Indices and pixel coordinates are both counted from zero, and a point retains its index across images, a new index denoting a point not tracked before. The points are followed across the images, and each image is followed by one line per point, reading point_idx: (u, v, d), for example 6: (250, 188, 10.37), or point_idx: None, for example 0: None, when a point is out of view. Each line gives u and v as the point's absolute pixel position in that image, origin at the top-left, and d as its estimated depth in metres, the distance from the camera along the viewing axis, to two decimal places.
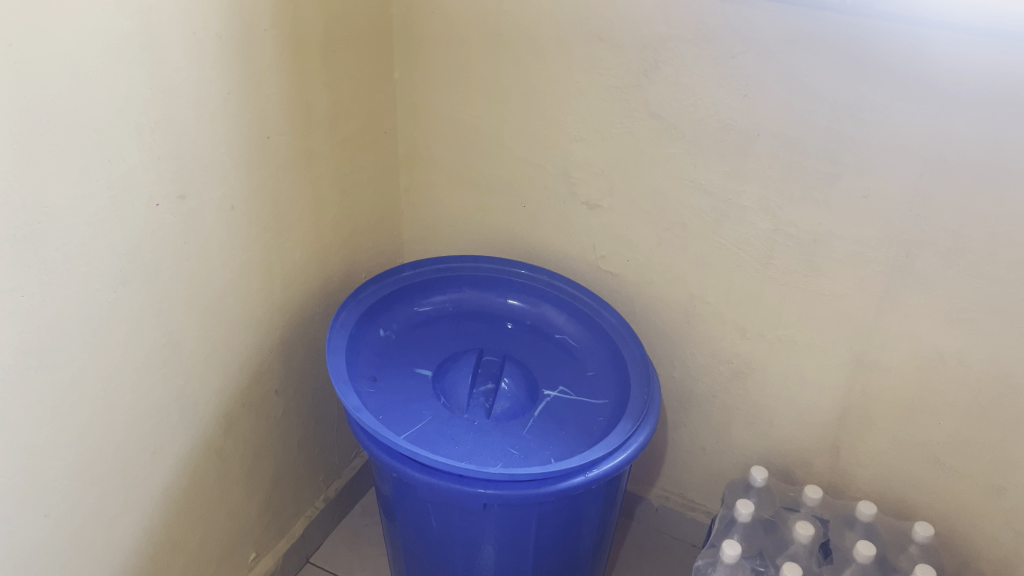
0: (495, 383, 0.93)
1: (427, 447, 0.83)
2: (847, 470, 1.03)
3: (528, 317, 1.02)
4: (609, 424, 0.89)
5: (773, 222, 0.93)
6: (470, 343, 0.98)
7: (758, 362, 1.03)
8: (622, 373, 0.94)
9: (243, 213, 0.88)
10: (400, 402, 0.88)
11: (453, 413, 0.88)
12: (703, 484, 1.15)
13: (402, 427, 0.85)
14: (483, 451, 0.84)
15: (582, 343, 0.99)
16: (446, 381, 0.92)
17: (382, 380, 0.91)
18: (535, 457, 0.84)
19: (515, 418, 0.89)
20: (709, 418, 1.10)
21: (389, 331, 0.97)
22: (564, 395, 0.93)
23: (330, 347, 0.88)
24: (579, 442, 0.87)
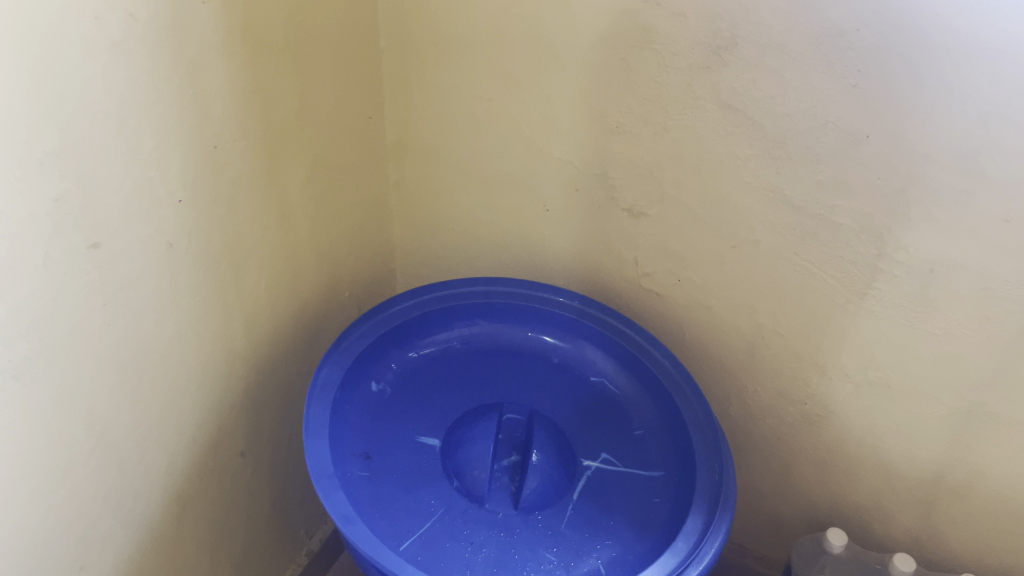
0: (521, 454, 0.73)
1: (441, 562, 0.64)
2: (943, 538, 0.84)
3: (556, 355, 0.81)
4: (670, 512, 0.70)
5: (877, 247, 0.71)
6: (486, 395, 0.78)
7: (839, 406, 0.83)
8: (681, 435, 0.75)
9: (186, 248, 0.65)
10: (402, 491, 0.68)
11: (471, 502, 0.69)
12: (759, 530, 0.98)
13: (406, 532, 0.66)
14: (513, 562, 0.65)
15: (626, 390, 0.79)
16: (460, 454, 0.72)
17: (378, 458, 0.70)
18: (581, 567, 0.66)
19: (549, 504, 0.70)
20: (774, 464, 0.91)
21: (384, 385, 0.76)
22: (608, 466, 0.74)
23: (310, 424, 0.67)
24: (632, 541, 0.68)
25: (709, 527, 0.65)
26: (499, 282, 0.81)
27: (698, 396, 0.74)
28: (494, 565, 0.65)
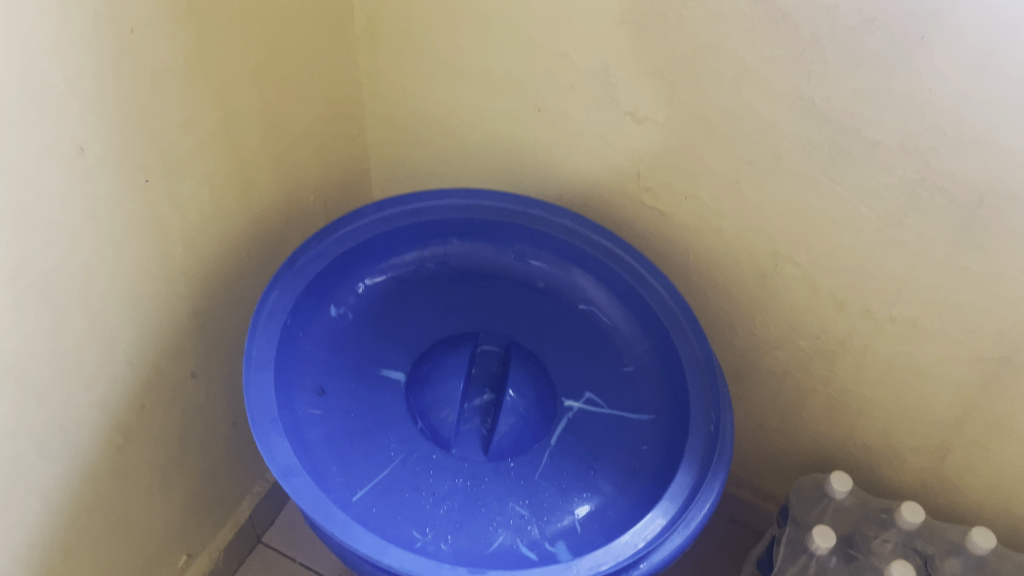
0: (495, 392, 0.65)
1: (399, 516, 0.58)
2: (957, 486, 0.77)
3: (543, 279, 0.72)
4: (657, 463, 0.63)
5: (920, 170, 0.60)
6: (460, 325, 0.70)
7: (856, 343, 0.74)
8: (675, 374, 0.66)
9: (104, 153, 0.55)
10: (360, 434, 0.62)
11: (436, 447, 0.62)
12: (758, 461, 0.91)
13: (362, 481, 0.59)
14: (478, 517, 0.59)
15: (618, 322, 0.70)
16: (428, 391, 0.65)
17: (335, 396, 0.63)
18: (554, 524, 0.60)
19: (523, 451, 0.64)
20: (778, 397, 0.84)
21: (345, 310, 0.67)
22: (591, 408, 0.67)
23: (254, 359, 0.59)
24: (612, 495, 0.62)
25: (699, 488, 0.58)
26: (481, 195, 0.70)
27: (700, 335, 0.65)
28: (457, 519, 0.59)
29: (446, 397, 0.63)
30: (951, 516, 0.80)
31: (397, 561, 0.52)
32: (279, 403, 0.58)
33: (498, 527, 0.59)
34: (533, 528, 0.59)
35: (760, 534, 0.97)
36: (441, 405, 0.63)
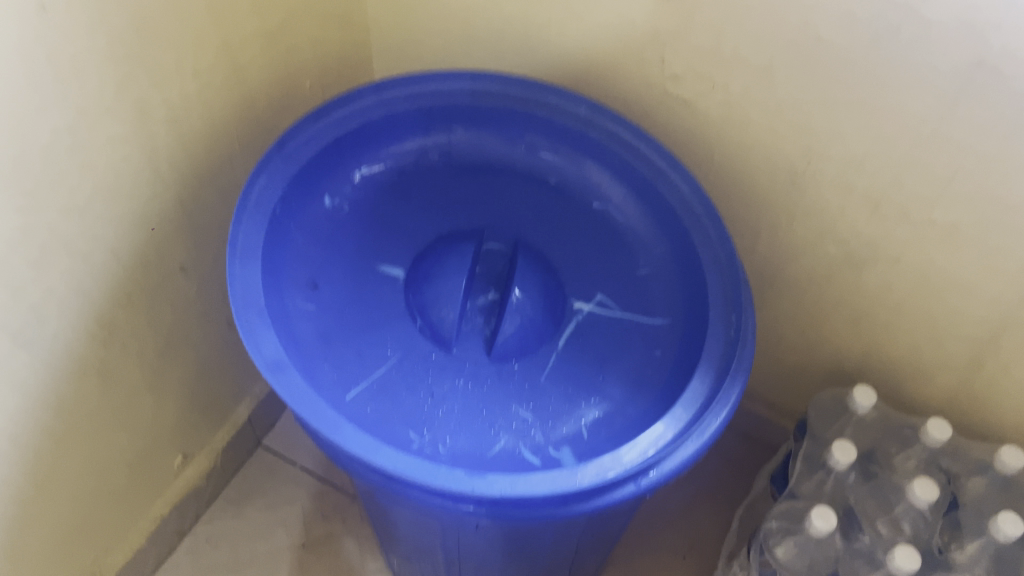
0: (500, 292, 0.61)
1: (394, 417, 0.55)
2: (985, 404, 0.73)
3: (554, 174, 0.67)
4: (672, 369, 0.59)
5: (977, 53, 0.54)
6: (464, 221, 0.65)
7: (889, 250, 0.69)
8: (694, 276, 0.62)
9: (73, 15, 0.49)
10: (354, 332, 0.58)
11: (435, 347, 0.59)
12: (774, 376, 0.87)
13: (356, 381, 0.56)
14: (478, 421, 0.56)
15: (633, 221, 0.66)
16: (428, 289, 0.60)
17: (328, 290, 0.59)
18: (559, 429, 0.56)
19: (528, 354, 0.60)
20: (800, 308, 0.79)
21: (340, 201, 0.63)
22: (603, 311, 0.63)
23: (240, 248, 0.54)
24: (622, 401, 0.58)
25: (716, 394, 0.54)
26: (489, 80, 0.64)
27: (722, 235, 0.60)
28: (456, 422, 0.56)
29: (447, 295, 0.59)
30: (975, 435, 0.77)
31: (390, 462, 0.49)
32: (268, 296, 0.54)
33: (499, 431, 0.56)
34: (537, 433, 0.56)
35: (772, 450, 0.94)
36: (441, 304, 0.59)
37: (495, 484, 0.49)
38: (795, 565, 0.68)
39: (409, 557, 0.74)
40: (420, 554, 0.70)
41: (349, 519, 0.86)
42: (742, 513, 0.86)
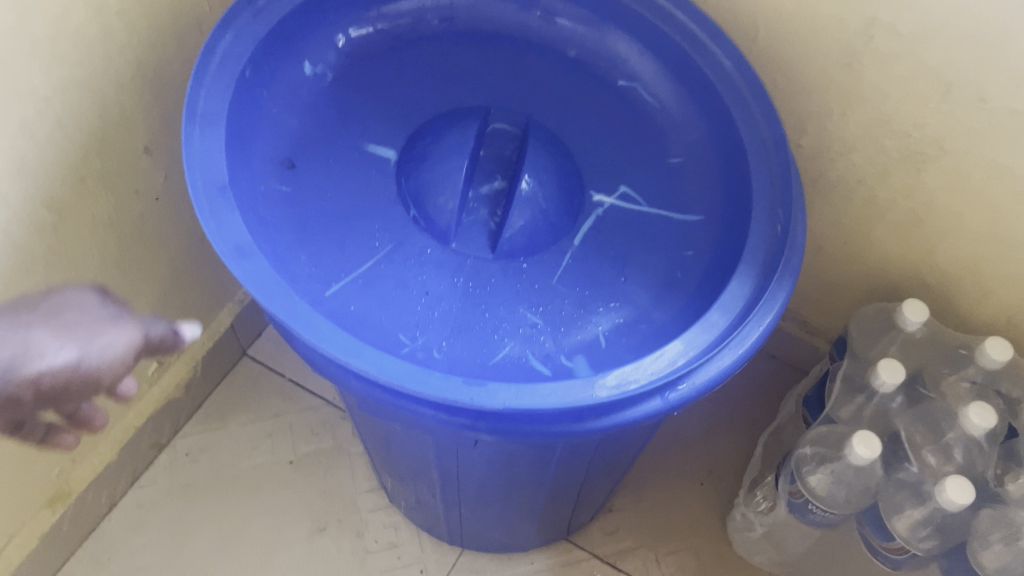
0: (508, 179, 0.52)
1: (381, 317, 0.47)
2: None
3: (575, 47, 0.58)
4: (707, 270, 0.51)
5: None
6: (467, 97, 0.56)
7: (955, 146, 0.60)
8: (734, 164, 0.53)
9: None
10: (336, 220, 0.50)
11: (431, 240, 0.51)
12: (806, 291, 0.79)
13: (338, 274, 0.48)
14: (479, 324, 0.48)
15: (663, 101, 0.57)
16: (424, 174, 0.52)
17: (308, 170, 0.51)
18: (573, 337, 0.48)
19: (539, 252, 0.51)
20: (844, 215, 0.70)
21: (323, 70, 0.54)
22: (627, 203, 0.54)
23: (201, 113, 0.46)
24: (648, 306, 0.50)
25: (759, 298, 0.46)
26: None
27: (770, 114, 0.51)
28: (454, 325, 0.48)
29: (444, 178, 0.51)
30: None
31: (374, 366, 0.42)
32: (233, 171, 0.46)
33: (504, 337, 0.48)
34: (547, 341, 0.48)
35: (801, 372, 0.86)
36: (439, 189, 0.51)
37: (495, 395, 0.41)
38: (831, 496, 0.61)
39: (403, 476, 0.67)
40: (415, 473, 0.64)
41: (340, 436, 0.80)
42: (768, 437, 0.80)
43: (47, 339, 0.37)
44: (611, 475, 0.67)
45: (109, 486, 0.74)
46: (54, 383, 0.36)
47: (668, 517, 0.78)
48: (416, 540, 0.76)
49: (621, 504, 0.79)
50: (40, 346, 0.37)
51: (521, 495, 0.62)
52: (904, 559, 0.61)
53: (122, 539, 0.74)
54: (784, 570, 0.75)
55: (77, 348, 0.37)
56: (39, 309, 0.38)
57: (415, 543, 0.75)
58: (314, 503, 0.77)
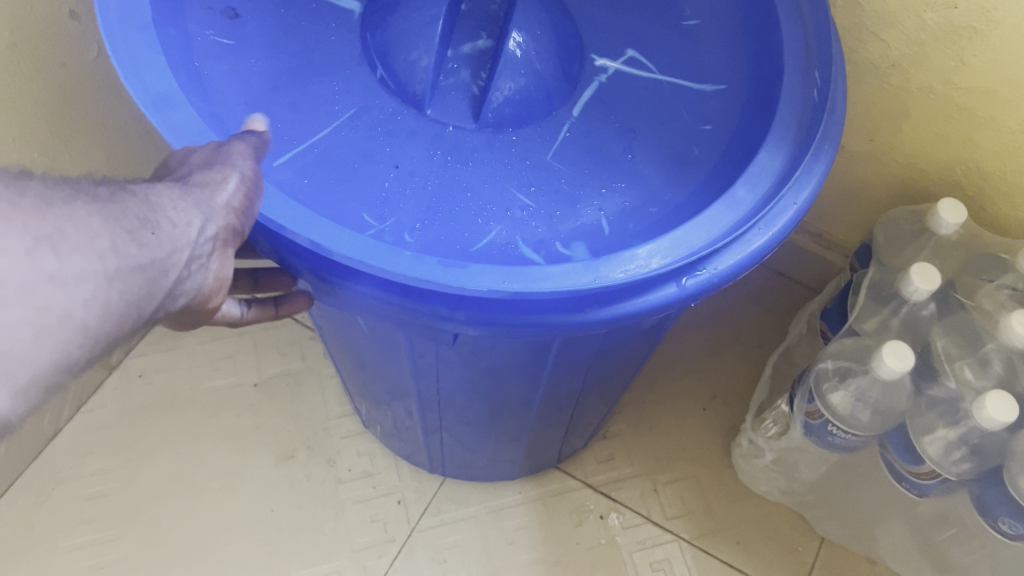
0: (494, 38, 0.45)
1: (338, 192, 0.40)
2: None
3: None
4: (729, 144, 0.43)
5: None
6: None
7: (1009, 17, 0.52)
8: (765, 24, 0.44)
9: None
10: (287, 79, 0.44)
11: (403, 106, 0.44)
12: (822, 198, 0.72)
13: (290, 143, 0.41)
14: (457, 204, 0.41)
15: None
16: (394, 29, 0.45)
17: (253, 21, 0.45)
18: (570, 222, 0.40)
19: (533, 123, 0.44)
20: (872, 106, 0.63)
21: None
22: (635, 71, 0.46)
23: None
24: (659, 187, 0.42)
25: (794, 172, 0.38)
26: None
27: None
28: (428, 205, 0.40)
29: (417, 32, 0.44)
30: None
31: (326, 241, 0.34)
32: (160, 13, 0.41)
33: (490, 221, 0.40)
34: (541, 225, 0.40)
35: (813, 291, 0.80)
36: (411, 45, 0.44)
37: (472, 277, 0.34)
38: (853, 415, 0.55)
39: (379, 396, 0.60)
40: (391, 391, 0.57)
41: (309, 356, 0.74)
42: (777, 358, 0.73)
43: (209, 170, 0.33)
44: (605, 396, 0.61)
45: (51, 407, 0.67)
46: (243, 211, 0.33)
47: (667, 443, 0.72)
48: (393, 468, 0.69)
49: (617, 429, 0.73)
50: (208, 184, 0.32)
51: (508, 415, 0.56)
52: (934, 485, 0.55)
53: (68, 466, 0.67)
54: (793, 500, 0.69)
55: (237, 169, 0.33)
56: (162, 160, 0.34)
57: (392, 471, 0.69)
58: (281, 428, 0.70)
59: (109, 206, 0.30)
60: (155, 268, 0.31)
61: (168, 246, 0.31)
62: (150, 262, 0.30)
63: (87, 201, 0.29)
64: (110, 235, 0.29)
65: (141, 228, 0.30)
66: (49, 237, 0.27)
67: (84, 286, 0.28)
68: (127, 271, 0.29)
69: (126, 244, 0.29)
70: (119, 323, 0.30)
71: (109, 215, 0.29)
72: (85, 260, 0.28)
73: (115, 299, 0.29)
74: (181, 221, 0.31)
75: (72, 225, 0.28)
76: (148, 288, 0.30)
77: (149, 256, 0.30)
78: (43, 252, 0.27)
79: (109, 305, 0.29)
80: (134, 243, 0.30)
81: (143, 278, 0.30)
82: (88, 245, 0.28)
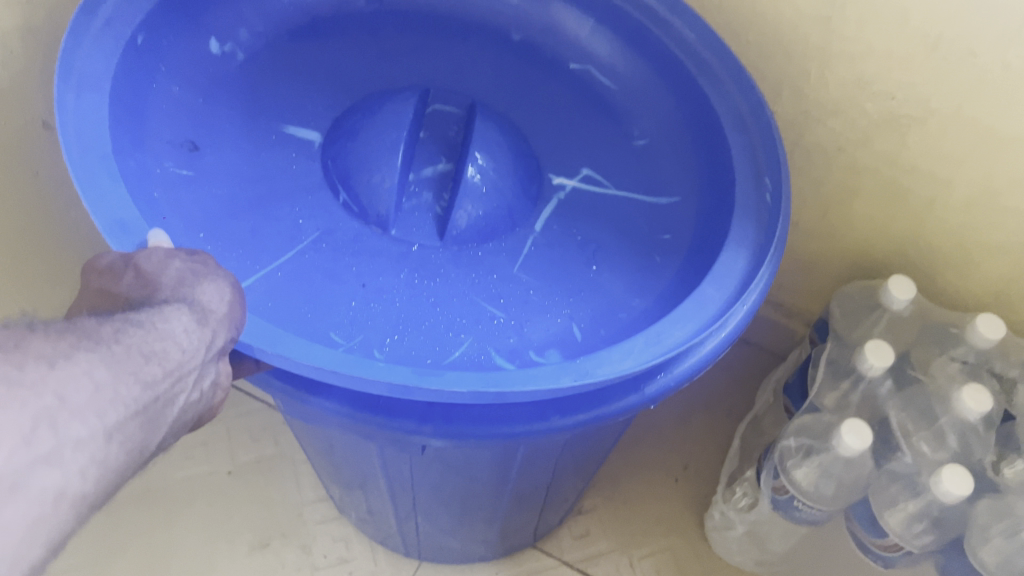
0: (454, 163, 0.47)
1: (307, 316, 0.42)
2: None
3: (519, 30, 0.55)
4: (687, 252, 0.45)
5: None
6: (406, 79, 0.52)
7: (943, 106, 0.55)
8: (709, 139, 0.49)
9: None
10: (246, 206, 0.45)
11: (366, 227, 0.46)
12: (782, 271, 0.75)
13: (251, 268, 0.43)
14: (424, 318, 0.42)
15: (621, 83, 0.53)
16: (354, 155, 0.47)
17: (212, 151, 0.47)
18: (541, 331, 0.42)
19: (496, 238, 0.46)
20: (823, 185, 0.66)
21: (233, 49, 0.51)
22: (591, 187, 0.49)
23: (77, 72, 0.42)
24: (624, 294, 0.44)
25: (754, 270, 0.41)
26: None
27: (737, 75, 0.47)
28: (394, 321, 0.42)
29: (379, 156, 0.46)
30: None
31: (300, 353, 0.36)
32: (118, 144, 0.42)
33: (460, 333, 0.42)
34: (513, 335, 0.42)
35: (778, 359, 0.82)
36: (374, 168, 0.46)
37: (452, 381, 0.35)
38: (817, 491, 0.56)
39: (351, 485, 0.61)
40: (365, 486, 0.58)
41: (282, 441, 0.74)
42: (745, 428, 0.75)
43: (201, 287, 0.34)
44: (580, 475, 0.62)
45: None
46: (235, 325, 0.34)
47: (642, 516, 0.73)
48: (370, 553, 0.69)
49: (592, 504, 0.73)
50: (201, 307, 0.33)
51: (480, 505, 0.58)
52: (900, 558, 0.56)
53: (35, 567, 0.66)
54: (767, 570, 0.70)
55: (226, 284, 0.34)
56: (150, 269, 0.35)
57: (369, 556, 0.69)
58: (256, 516, 0.70)
59: (112, 352, 0.29)
60: (156, 404, 0.30)
61: (168, 377, 0.31)
62: (152, 398, 0.30)
63: (93, 350, 0.28)
64: (115, 385, 0.28)
65: (148, 367, 0.30)
66: (55, 409, 0.26)
67: (87, 450, 0.27)
68: (128, 418, 0.28)
69: (132, 388, 0.29)
70: (118, 473, 0.28)
71: (114, 362, 0.28)
72: (86, 420, 0.27)
73: (119, 453, 0.28)
74: (190, 350, 0.32)
75: (73, 384, 0.27)
76: (150, 427, 0.30)
77: (151, 394, 0.30)
78: (43, 429, 0.25)
79: (112, 460, 0.28)
80: (140, 383, 0.29)
81: (147, 417, 0.30)
82: (93, 401, 0.27)
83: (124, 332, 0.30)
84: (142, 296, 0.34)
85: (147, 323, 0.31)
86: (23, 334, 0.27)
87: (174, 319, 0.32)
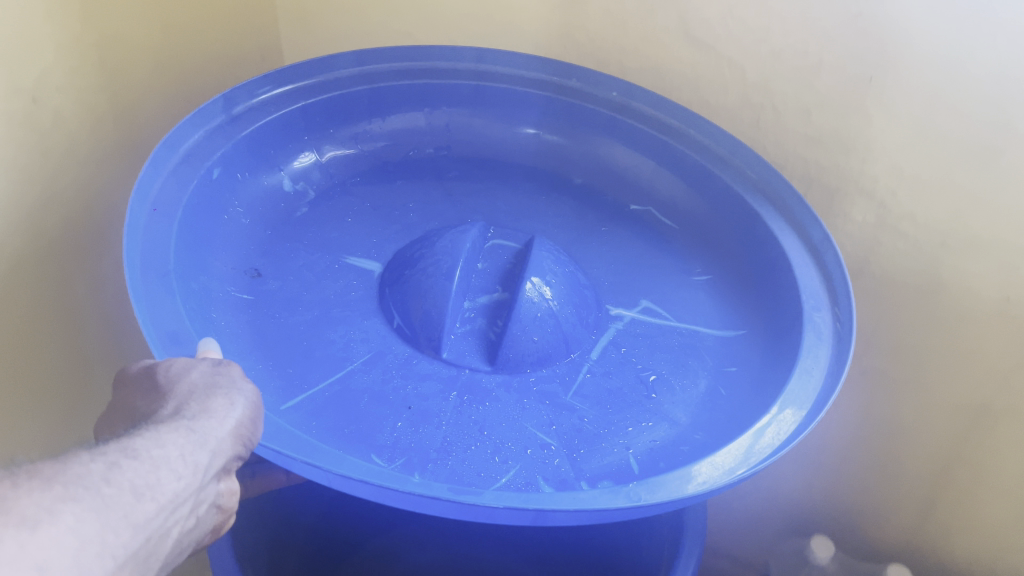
0: (505, 293, 0.63)
1: (349, 430, 0.51)
2: (965, 473, 0.80)
3: (579, 176, 0.78)
4: (737, 405, 0.57)
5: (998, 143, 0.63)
6: (485, 208, 0.73)
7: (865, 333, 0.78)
8: (767, 278, 0.67)
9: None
10: (303, 330, 0.57)
11: (416, 354, 0.58)
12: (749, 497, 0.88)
13: (300, 387, 0.53)
14: (470, 444, 0.52)
15: (675, 229, 0.74)
16: (408, 288, 0.61)
17: (272, 277, 0.61)
18: (595, 461, 0.52)
19: (552, 363, 0.60)
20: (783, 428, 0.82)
21: (304, 188, 0.70)
22: (654, 317, 0.65)
23: (146, 197, 0.55)
24: (691, 428, 0.56)
25: (821, 405, 0.52)
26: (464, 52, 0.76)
27: (780, 230, 0.67)
28: (443, 428, 0.52)
29: (431, 290, 0.60)
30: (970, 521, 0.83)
31: (408, 501, 0.41)
32: (182, 271, 0.54)
33: (505, 461, 0.51)
34: (565, 464, 0.51)
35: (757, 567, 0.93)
36: (433, 300, 0.60)
37: (490, 501, 0.40)
38: None
39: None
40: None
41: None
42: None
43: (212, 401, 0.42)
44: None
45: None
46: (238, 439, 0.42)
47: None
48: None
49: None
50: (200, 428, 0.41)
51: None
52: None
53: None
54: None
55: (232, 401, 0.42)
56: (177, 370, 0.43)
57: None
58: None
59: (102, 498, 0.34)
60: (143, 550, 0.35)
61: (161, 514, 0.36)
62: (144, 537, 0.35)
63: (87, 497, 0.33)
64: (105, 535, 0.33)
65: (135, 502, 0.35)
66: None
67: None
68: (112, 573, 0.33)
69: (121, 531, 0.34)
70: None
71: (104, 512, 0.33)
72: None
73: None
74: (180, 481, 0.38)
75: (56, 537, 0.31)
76: (139, 567, 0.35)
77: (141, 536, 0.35)
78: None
79: None
80: (129, 525, 0.34)
81: (137, 559, 0.35)
82: (80, 558, 0.32)
83: (112, 474, 0.35)
84: (167, 395, 0.42)
85: (146, 455, 0.37)
86: (11, 494, 0.31)
87: (177, 447, 0.39)
